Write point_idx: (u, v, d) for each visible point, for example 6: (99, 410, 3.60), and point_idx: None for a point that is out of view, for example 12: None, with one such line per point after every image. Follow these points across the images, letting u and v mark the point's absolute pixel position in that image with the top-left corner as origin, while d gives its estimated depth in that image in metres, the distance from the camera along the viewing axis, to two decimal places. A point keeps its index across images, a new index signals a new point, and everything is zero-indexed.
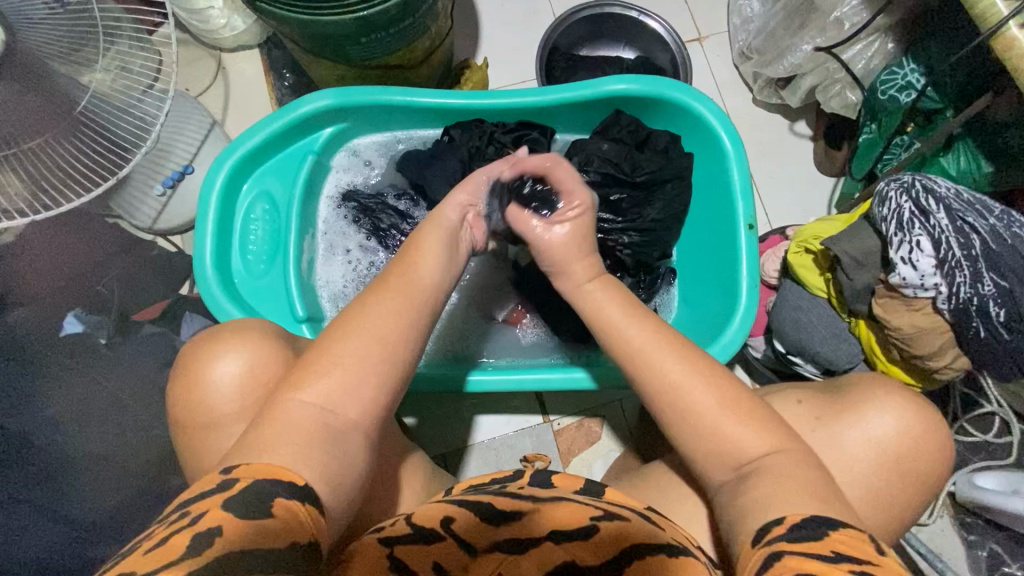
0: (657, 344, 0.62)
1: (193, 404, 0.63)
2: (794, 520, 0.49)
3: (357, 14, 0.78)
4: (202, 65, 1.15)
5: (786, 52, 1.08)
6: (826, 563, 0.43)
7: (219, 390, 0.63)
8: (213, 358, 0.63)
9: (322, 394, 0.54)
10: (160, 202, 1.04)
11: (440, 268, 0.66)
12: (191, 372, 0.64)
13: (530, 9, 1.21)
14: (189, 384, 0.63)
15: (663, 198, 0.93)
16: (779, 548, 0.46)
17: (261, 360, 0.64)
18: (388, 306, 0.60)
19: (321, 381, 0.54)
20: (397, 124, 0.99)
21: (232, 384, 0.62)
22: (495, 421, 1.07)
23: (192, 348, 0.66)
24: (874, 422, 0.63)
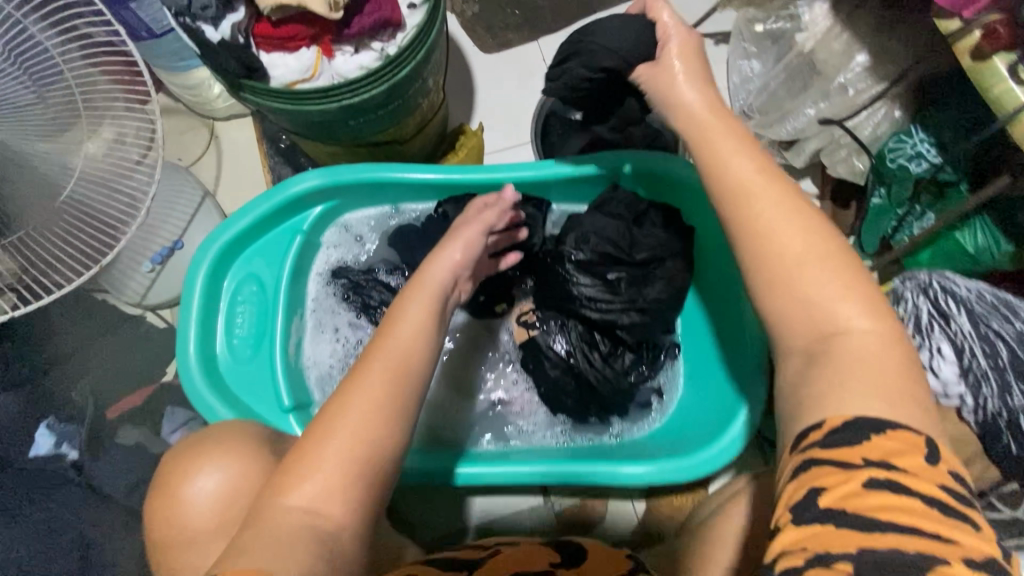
0: (718, 124, 0.60)
1: (172, 516, 0.60)
2: (836, 422, 0.42)
3: (344, 102, 0.75)
4: (195, 134, 1.14)
5: (788, 115, 1.05)
6: (849, 473, 0.40)
7: (199, 501, 0.60)
8: (194, 472, 0.61)
9: (307, 496, 0.49)
10: (149, 278, 1.03)
11: (426, 338, 0.61)
12: (172, 486, 0.62)
13: (525, 71, 1.20)
14: (170, 498, 0.61)
15: (664, 275, 0.88)
16: (814, 454, 0.42)
17: (242, 469, 0.61)
18: (374, 390, 0.55)
19: (307, 483, 0.50)
20: (389, 198, 0.96)
21: (214, 496, 0.60)
22: (490, 502, 1.01)
23: (174, 460, 0.64)
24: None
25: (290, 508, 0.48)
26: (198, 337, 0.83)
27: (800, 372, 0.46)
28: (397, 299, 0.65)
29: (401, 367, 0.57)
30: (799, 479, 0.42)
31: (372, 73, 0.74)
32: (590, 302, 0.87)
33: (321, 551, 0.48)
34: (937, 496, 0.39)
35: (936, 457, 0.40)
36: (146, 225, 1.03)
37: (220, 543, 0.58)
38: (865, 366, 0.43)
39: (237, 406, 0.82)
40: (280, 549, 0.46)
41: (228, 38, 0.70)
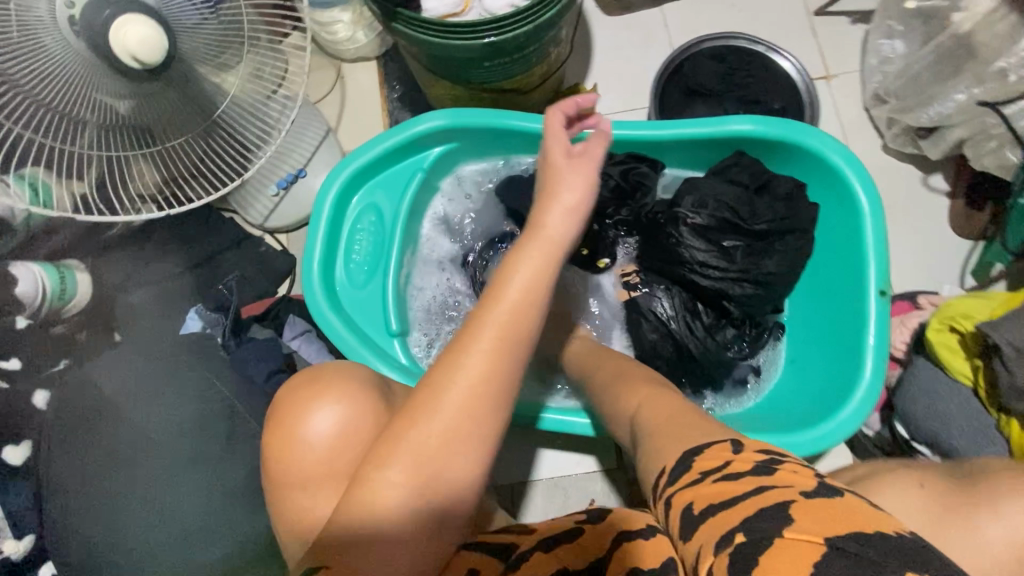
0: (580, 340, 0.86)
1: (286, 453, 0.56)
2: (672, 459, 0.47)
3: (487, 40, 0.77)
4: (323, 73, 1.20)
5: (931, 100, 0.99)
6: (702, 483, 0.43)
7: (313, 446, 0.55)
8: (310, 413, 0.56)
9: (401, 487, 0.49)
10: (272, 201, 1.09)
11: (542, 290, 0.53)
12: (291, 422, 0.56)
13: (647, 36, 1.18)
14: (282, 440, 0.56)
15: (781, 250, 0.86)
16: (676, 494, 0.44)
17: (358, 415, 0.56)
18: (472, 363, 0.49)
19: (395, 490, 0.49)
20: (504, 146, 0.98)
21: (334, 441, 0.55)
22: (567, 459, 1.03)
23: (287, 399, 0.58)
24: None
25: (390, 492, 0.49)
26: (322, 255, 0.88)
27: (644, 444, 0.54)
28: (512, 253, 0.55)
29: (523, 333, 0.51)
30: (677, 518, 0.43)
31: (519, 12, 0.75)
32: (701, 267, 0.86)
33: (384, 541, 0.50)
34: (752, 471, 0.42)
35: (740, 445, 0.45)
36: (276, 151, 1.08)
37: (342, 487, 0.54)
38: (672, 428, 0.52)
39: (350, 324, 0.87)
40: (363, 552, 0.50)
41: None
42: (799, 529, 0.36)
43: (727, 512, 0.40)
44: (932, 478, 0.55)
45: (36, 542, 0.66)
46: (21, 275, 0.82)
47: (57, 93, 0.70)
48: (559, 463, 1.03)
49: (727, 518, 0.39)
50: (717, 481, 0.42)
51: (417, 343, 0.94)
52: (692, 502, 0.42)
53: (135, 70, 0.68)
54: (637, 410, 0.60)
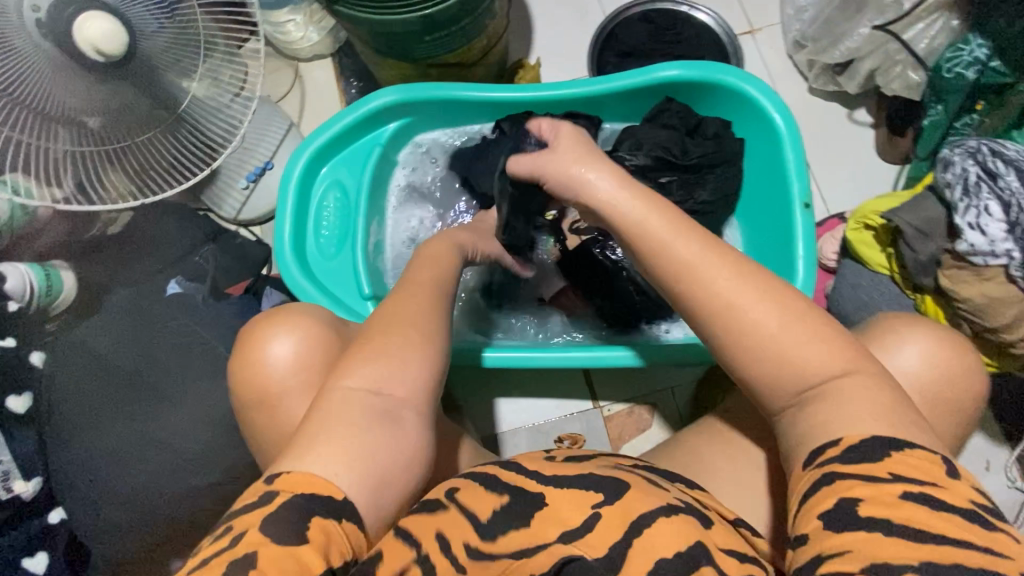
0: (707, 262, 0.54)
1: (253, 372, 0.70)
2: (851, 440, 0.48)
3: (423, 12, 0.84)
4: (281, 74, 1.27)
5: (842, 37, 1.07)
6: (878, 486, 0.46)
7: (270, 367, 0.70)
8: (271, 339, 0.71)
9: (365, 379, 0.57)
10: (243, 195, 1.15)
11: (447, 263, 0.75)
12: (255, 348, 0.71)
13: (582, 9, 1.27)
14: (245, 365, 0.71)
15: (714, 182, 0.94)
16: (831, 472, 0.48)
17: (309, 339, 0.71)
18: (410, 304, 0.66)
19: (363, 369, 0.58)
20: (454, 117, 1.05)
21: (291, 362, 0.70)
22: (545, 405, 1.08)
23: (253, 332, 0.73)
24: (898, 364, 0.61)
25: (350, 388, 0.56)
26: (292, 229, 0.94)
27: (793, 414, 0.53)
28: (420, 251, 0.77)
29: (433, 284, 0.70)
30: (815, 501, 0.47)
31: None
32: None
33: (381, 431, 0.55)
34: (920, 492, 0.45)
35: (956, 472, 0.47)
36: (242, 147, 1.15)
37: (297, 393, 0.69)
38: (853, 409, 0.50)
39: (324, 290, 0.93)
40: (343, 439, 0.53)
41: None
42: (913, 546, 0.43)
43: (873, 536, 0.44)
44: None
45: (43, 485, 0.70)
46: (9, 274, 0.89)
47: (29, 90, 0.76)
48: (535, 409, 1.09)
49: (879, 535, 0.44)
50: (901, 496, 0.45)
51: None
52: (861, 503, 0.45)
53: (97, 61, 0.76)
54: (837, 378, 0.51)
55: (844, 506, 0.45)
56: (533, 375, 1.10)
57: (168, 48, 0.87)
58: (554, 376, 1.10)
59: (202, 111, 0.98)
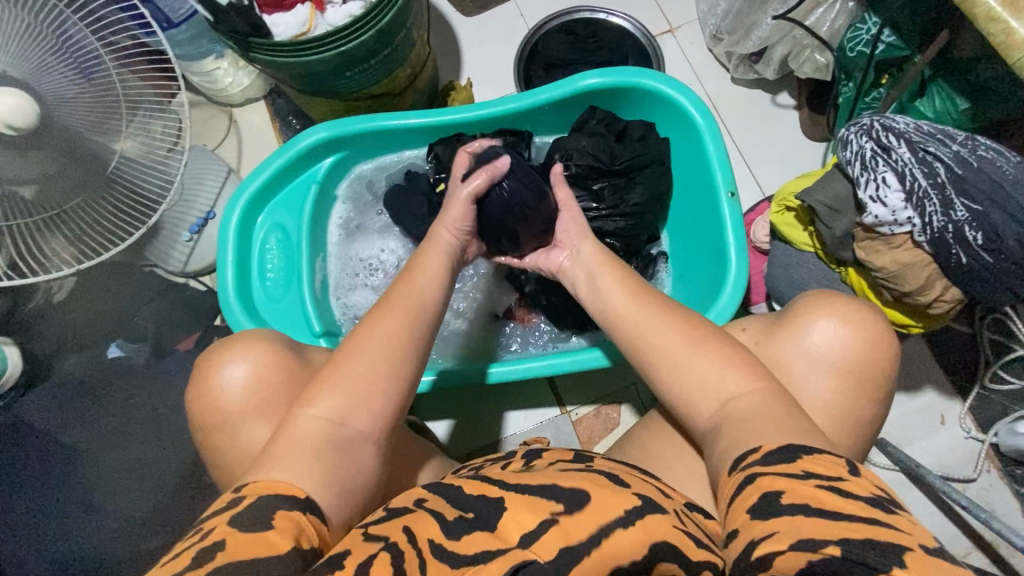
0: (636, 293, 0.73)
1: (207, 404, 0.71)
2: (770, 447, 0.55)
3: (338, 50, 0.85)
4: (216, 121, 1.27)
5: (753, 27, 1.11)
6: (800, 482, 0.50)
7: (227, 391, 0.70)
8: (223, 364, 0.71)
9: (329, 409, 0.61)
10: (188, 247, 1.14)
11: (435, 275, 0.75)
12: (206, 375, 0.72)
13: (506, 26, 1.30)
14: (202, 393, 0.71)
15: (644, 183, 0.96)
16: (754, 471, 0.53)
17: (260, 364, 0.72)
18: (393, 321, 0.68)
19: (328, 399, 0.62)
20: (388, 147, 1.06)
21: (244, 383, 0.70)
22: (513, 417, 1.09)
23: (206, 357, 0.74)
24: (809, 335, 0.66)
25: (314, 417, 0.61)
26: (234, 276, 0.93)
27: (713, 435, 0.62)
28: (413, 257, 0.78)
29: (418, 305, 0.70)
30: (742, 493, 0.52)
31: (360, 20, 0.84)
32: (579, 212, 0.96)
33: (342, 458, 0.60)
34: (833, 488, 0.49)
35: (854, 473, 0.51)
36: (180, 201, 1.14)
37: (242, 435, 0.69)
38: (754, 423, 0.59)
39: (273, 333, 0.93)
40: (302, 467, 0.57)
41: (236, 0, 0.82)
42: (829, 524, 0.46)
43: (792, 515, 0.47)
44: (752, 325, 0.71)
45: None
46: None
47: None
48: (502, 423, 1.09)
49: (798, 517, 0.47)
50: (818, 487, 0.49)
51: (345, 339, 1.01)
52: (783, 491, 0.49)
53: (11, 136, 0.76)
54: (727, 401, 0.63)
55: (768, 496, 0.50)
56: (498, 387, 1.10)
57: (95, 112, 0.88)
58: (519, 386, 1.10)
59: (139, 167, 0.99)
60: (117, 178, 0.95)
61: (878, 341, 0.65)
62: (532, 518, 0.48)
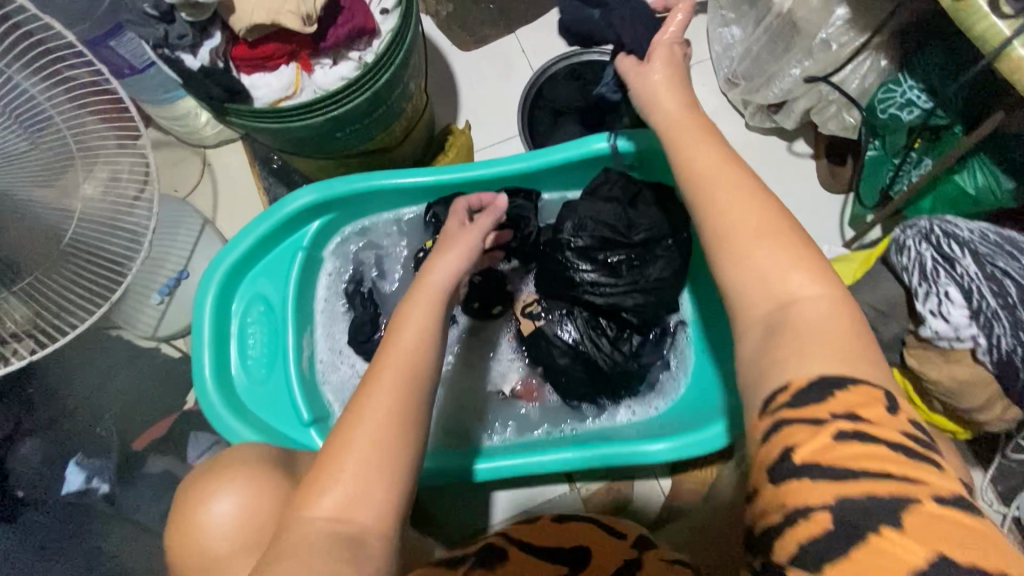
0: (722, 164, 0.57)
1: (193, 549, 0.61)
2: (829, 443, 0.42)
3: (327, 115, 0.75)
4: (188, 164, 1.15)
5: (774, 77, 1.04)
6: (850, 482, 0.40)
7: (216, 531, 0.60)
8: (209, 499, 0.63)
9: (333, 506, 0.52)
10: (159, 309, 1.04)
11: (426, 336, 0.63)
12: (187, 517, 0.63)
13: (507, 63, 1.21)
14: (186, 535, 0.62)
15: (665, 255, 0.89)
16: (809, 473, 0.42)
17: (259, 496, 0.62)
18: (387, 397, 0.57)
19: (327, 495, 0.52)
20: (382, 207, 0.97)
21: (233, 521, 0.61)
22: (519, 495, 1.02)
23: (184, 492, 0.66)
24: None
25: (316, 520, 0.50)
26: (212, 357, 0.84)
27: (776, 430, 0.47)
28: (395, 319, 0.65)
29: (412, 368, 0.60)
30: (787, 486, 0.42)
31: (351, 84, 0.74)
32: (594, 288, 0.87)
33: (356, 561, 0.49)
34: (902, 443, 0.41)
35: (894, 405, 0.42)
36: (149, 258, 1.03)
37: None
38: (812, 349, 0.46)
39: (257, 425, 0.83)
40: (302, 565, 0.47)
41: (209, 64, 0.70)
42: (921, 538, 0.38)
43: (868, 502, 0.40)
44: None
45: None
46: None
47: None
48: (508, 500, 1.02)
49: (865, 496, 0.40)
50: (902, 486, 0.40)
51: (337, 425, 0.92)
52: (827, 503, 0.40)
53: None
54: None
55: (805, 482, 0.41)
56: None
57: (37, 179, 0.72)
58: None
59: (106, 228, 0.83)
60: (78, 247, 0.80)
61: None
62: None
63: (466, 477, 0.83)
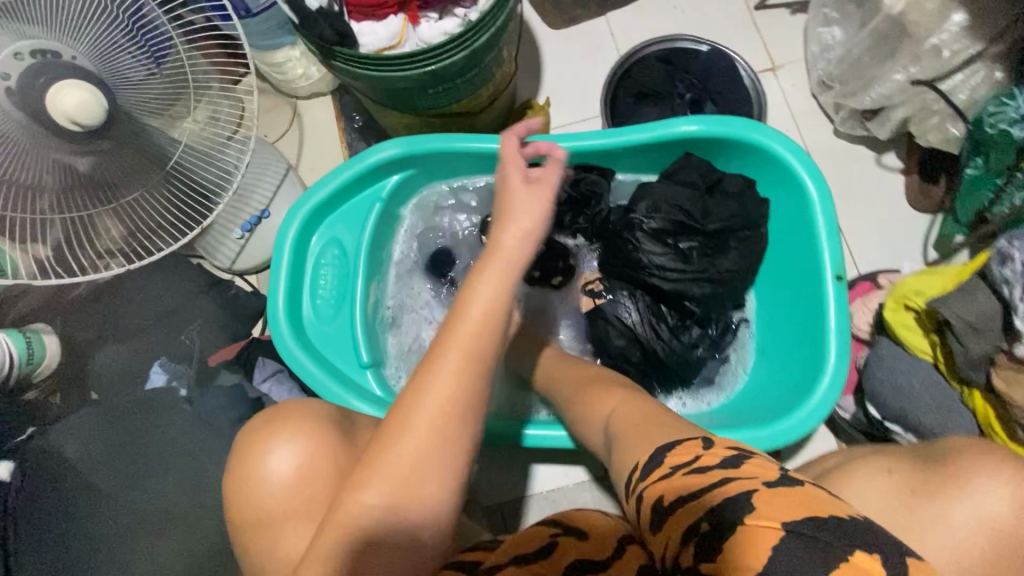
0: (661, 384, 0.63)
1: (245, 485, 0.59)
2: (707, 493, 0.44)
3: (424, 68, 0.77)
4: (279, 112, 1.21)
5: (873, 81, 1.00)
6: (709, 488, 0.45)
7: (277, 485, 0.58)
8: (267, 452, 0.60)
9: (382, 498, 0.49)
10: (238, 244, 1.10)
11: (498, 307, 0.53)
12: (248, 460, 0.60)
13: (595, 45, 1.21)
14: (242, 490, 0.59)
15: (738, 246, 0.87)
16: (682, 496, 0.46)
17: (317, 455, 0.60)
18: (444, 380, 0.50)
19: (375, 488, 0.49)
20: (459, 169, 0.99)
21: (293, 478, 0.59)
22: (550, 471, 1.02)
23: (246, 436, 0.62)
24: (981, 492, 0.53)
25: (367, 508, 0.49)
26: (286, 290, 0.88)
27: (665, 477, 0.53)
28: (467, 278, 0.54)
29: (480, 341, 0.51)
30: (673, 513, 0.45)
31: (453, 39, 0.76)
32: (660, 271, 0.87)
33: (397, 545, 0.50)
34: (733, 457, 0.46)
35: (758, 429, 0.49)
36: (236, 194, 1.09)
37: (291, 518, 0.57)
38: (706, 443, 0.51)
39: (319, 360, 0.87)
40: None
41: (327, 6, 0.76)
42: (763, 514, 0.40)
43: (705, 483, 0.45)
44: (901, 467, 0.59)
45: None
46: None
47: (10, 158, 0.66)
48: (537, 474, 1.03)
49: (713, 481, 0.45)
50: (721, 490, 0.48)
51: (392, 374, 0.95)
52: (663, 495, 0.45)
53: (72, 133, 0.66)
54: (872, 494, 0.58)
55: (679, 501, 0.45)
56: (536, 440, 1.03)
57: (48, 70, 0.65)
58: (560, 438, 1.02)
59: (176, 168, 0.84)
60: (81, 177, 0.73)
61: None
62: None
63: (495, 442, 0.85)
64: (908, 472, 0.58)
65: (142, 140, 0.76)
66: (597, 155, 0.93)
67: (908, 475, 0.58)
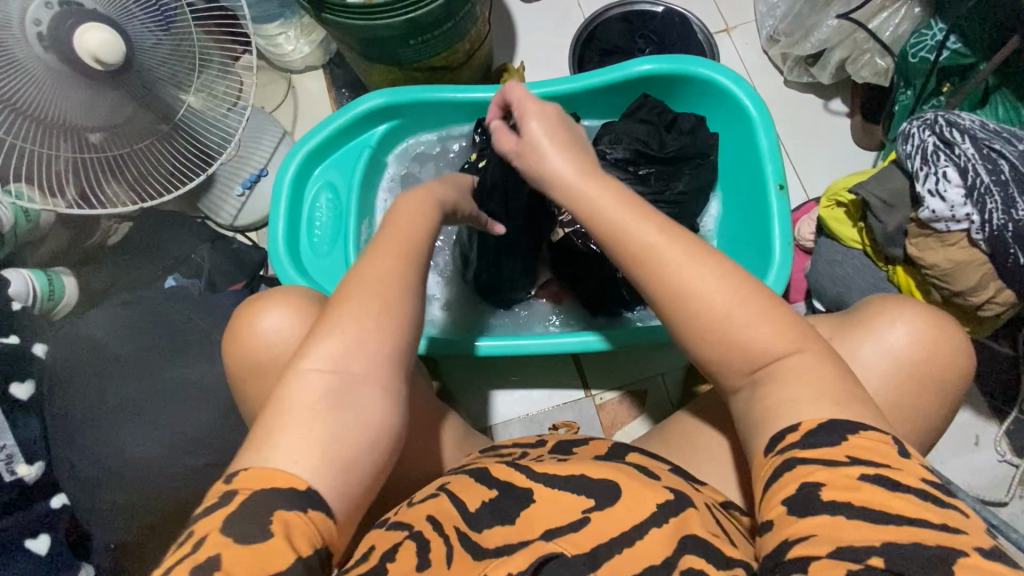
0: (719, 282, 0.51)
1: (239, 339, 0.66)
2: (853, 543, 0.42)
3: (405, 16, 0.87)
4: (275, 85, 1.31)
5: (813, 29, 1.12)
6: (837, 471, 0.44)
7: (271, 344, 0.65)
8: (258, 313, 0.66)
9: (330, 360, 0.48)
10: (239, 201, 1.19)
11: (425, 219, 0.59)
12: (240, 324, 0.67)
13: (563, 13, 1.30)
14: (239, 342, 0.66)
15: (691, 172, 0.98)
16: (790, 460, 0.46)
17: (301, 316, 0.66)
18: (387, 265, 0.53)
19: (325, 346, 0.48)
20: (441, 119, 1.09)
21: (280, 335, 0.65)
22: (537, 396, 1.08)
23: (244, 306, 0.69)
24: (886, 331, 0.61)
25: (311, 371, 0.47)
26: (286, 226, 0.97)
27: (751, 394, 0.51)
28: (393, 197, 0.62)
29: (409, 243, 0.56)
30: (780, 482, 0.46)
31: None
32: None
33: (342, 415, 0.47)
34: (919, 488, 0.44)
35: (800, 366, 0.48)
36: (238, 155, 1.18)
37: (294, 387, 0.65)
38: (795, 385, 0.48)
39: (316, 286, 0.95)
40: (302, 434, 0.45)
41: None
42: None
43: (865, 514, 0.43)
44: (822, 322, 0.67)
45: (46, 468, 0.72)
46: (14, 279, 0.92)
47: (31, 99, 0.73)
48: (501, 403, 1.08)
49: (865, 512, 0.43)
50: (859, 478, 0.44)
51: None
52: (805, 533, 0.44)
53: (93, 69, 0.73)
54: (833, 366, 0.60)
55: (806, 489, 0.44)
56: (523, 367, 1.09)
57: (75, 15, 0.71)
58: (545, 364, 1.09)
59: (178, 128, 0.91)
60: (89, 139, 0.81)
61: (942, 344, 0.61)
62: (564, 514, 0.48)
63: (476, 352, 0.92)
64: (830, 323, 0.65)
65: (153, 97, 0.84)
66: (564, 99, 1.03)
67: (828, 326, 0.65)
